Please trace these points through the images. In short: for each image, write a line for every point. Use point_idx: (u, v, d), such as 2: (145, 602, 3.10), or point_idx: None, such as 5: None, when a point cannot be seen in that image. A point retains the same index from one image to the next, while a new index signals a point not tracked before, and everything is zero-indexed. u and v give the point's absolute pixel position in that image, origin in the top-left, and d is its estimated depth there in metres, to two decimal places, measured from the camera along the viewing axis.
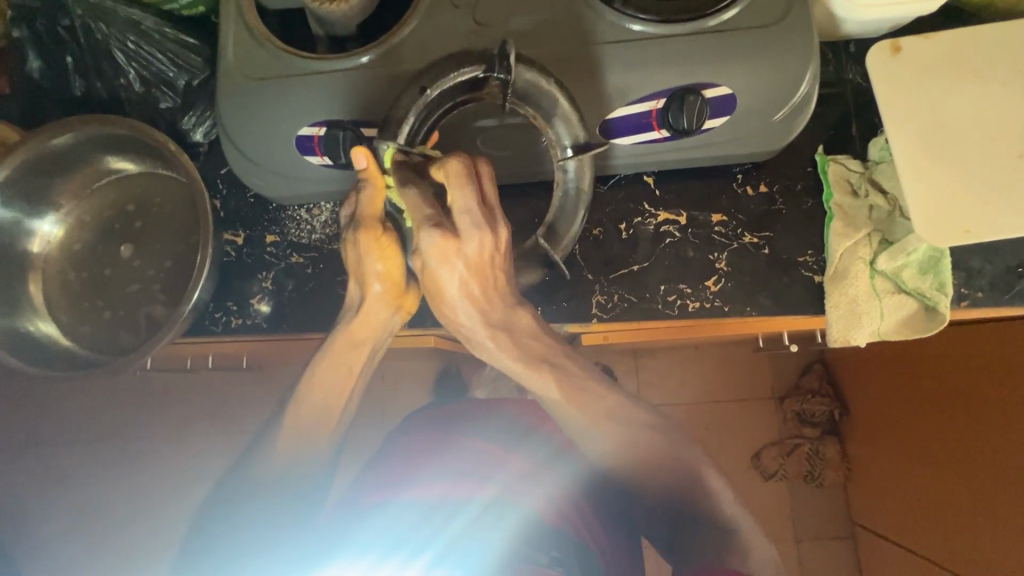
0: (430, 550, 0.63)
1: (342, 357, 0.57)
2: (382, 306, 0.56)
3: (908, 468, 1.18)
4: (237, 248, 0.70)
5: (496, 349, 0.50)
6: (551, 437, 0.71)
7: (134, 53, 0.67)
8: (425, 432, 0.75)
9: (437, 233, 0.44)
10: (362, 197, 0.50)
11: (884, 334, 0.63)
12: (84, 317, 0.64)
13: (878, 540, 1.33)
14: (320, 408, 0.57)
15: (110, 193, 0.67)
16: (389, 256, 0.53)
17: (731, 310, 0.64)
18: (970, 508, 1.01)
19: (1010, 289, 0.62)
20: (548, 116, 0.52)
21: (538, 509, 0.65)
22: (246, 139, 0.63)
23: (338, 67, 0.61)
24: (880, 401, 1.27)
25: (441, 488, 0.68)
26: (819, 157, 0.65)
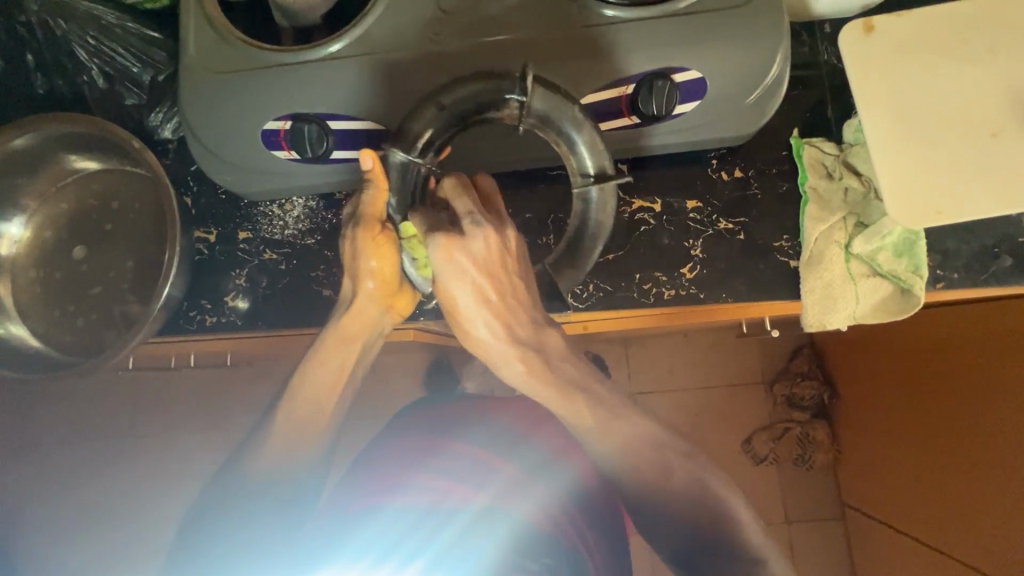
0: (423, 556, 0.61)
1: (334, 350, 0.57)
2: (374, 303, 0.57)
3: (904, 453, 1.16)
4: (209, 245, 0.69)
5: (525, 369, 0.50)
6: (542, 445, 0.72)
7: (96, 49, 0.66)
8: (417, 437, 0.75)
9: (443, 234, 0.45)
10: (364, 197, 0.50)
11: (860, 317, 0.63)
12: (57, 319, 0.64)
13: (877, 526, 1.30)
14: (311, 413, 0.57)
15: (75, 194, 0.66)
16: (385, 255, 0.53)
17: (707, 298, 0.64)
18: (961, 493, 1.00)
19: (985, 271, 0.62)
20: (570, 144, 0.49)
21: (532, 519, 0.64)
22: (213, 135, 0.62)
23: (304, 58, 0.60)
24: (874, 384, 1.25)
25: (433, 494, 0.67)
26: (794, 141, 0.64)
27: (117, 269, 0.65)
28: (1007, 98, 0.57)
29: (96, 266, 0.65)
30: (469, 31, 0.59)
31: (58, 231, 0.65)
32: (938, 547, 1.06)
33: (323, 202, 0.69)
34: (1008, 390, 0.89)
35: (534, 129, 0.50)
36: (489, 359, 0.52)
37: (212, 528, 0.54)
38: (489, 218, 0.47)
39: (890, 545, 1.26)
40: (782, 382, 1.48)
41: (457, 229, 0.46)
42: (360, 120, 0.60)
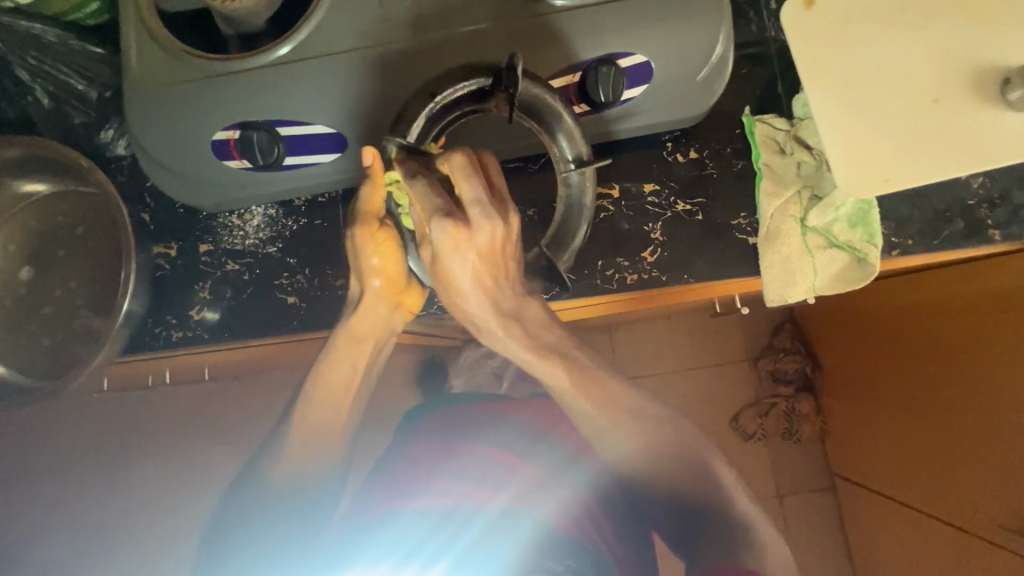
0: (447, 556, 0.64)
1: (346, 353, 0.58)
2: (381, 302, 0.58)
3: (894, 421, 1.17)
4: (170, 260, 0.69)
5: (506, 336, 0.50)
6: (561, 442, 0.70)
7: (38, 69, 0.66)
8: (427, 439, 0.74)
9: (450, 223, 0.43)
10: (360, 194, 0.52)
11: (820, 290, 0.64)
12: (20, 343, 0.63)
13: (869, 495, 1.31)
14: (321, 424, 0.58)
15: (25, 219, 0.65)
16: (387, 251, 0.55)
17: (669, 280, 0.64)
18: (947, 460, 1.03)
19: (938, 236, 0.63)
20: (552, 131, 0.53)
21: (553, 521, 0.63)
22: (162, 148, 0.61)
23: (248, 64, 0.59)
24: (861, 354, 1.25)
25: (451, 497, 0.68)
26: (745, 118, 0.65)
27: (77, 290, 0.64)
28: (948, 63, 0.58)
29: (56, 289, 0.64)
30: (413, 27, 0.58)
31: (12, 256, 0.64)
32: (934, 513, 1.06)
33: (282, 210, 0.69)
34: (993, 359, 0.90)
35: (520, 118, 0.53)
36: (473, 325, 0.52)
37: (239, 548, 0.57)
38: (496, 207, 0.45)
39: (883, 514, 1.27)
40: (766, 358, 1.49)
41: (464, 217, 0.45)
42: (310, 124, 0.60)
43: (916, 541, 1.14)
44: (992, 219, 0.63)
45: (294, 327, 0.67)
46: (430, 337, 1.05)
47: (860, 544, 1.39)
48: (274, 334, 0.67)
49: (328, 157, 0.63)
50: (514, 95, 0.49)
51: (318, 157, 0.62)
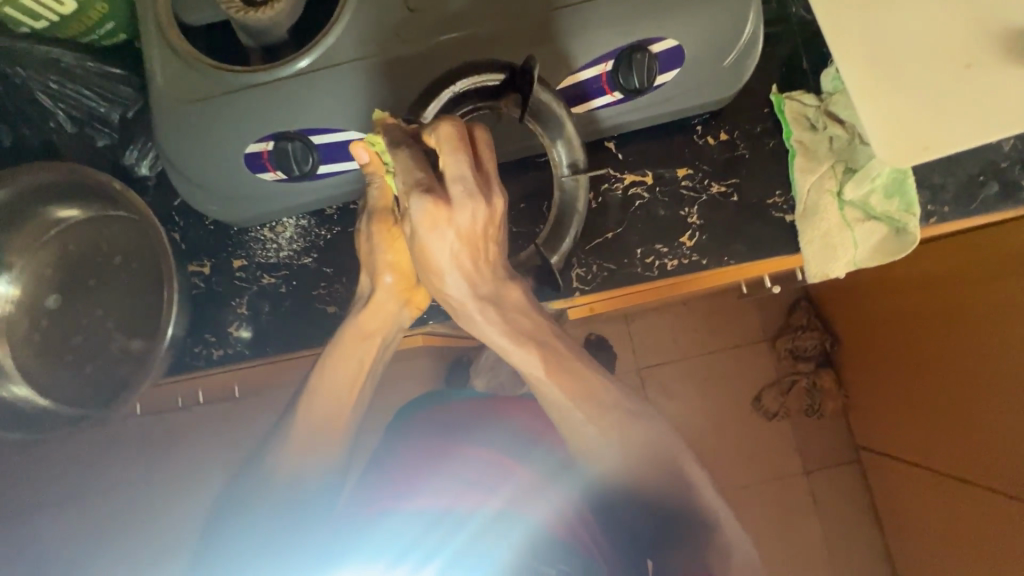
0: (439, 557, 0.68)
1: (353, 348, 0.60)
2: (392, 298, 0.60)
3: (918, 391, 1.18)
4: (206, 278, 0.68)
5: (484, 319, 0.49)
6: (556, 448, 0.71)
7: (59, 93, 0.65)
8: (426, 439, 0.75)
9: (428, 199, 0.42)
10: (371, 189, 0.55)
11: (860, 262, 0.64)
12: (59, 371, 0.62)
13: (895, 466, 1.33)
14: (326, 415, 0.59)
15: (59, 245, 0.64)
16: (400, 248, 0.57)
17: (710, 263, 0.64)
18: (973, 423, 1.05)
19: (974, 200, 0.63)
20: (554, 136, 0.55)
21: (545, 522, 0.65)
22: (193, 165, 0.60)
23: (275, 75, 0.58)
24: (879, 327, 1.26)
25: (448, 497, 0.70)
26: (774, 97, 0.65)
27: (114, 314, 0.63)
28: (976, 27, 0.58)
29: (93, 314, 0.63)
30: (441, 27, 0.58)
31: (46, 282, 0.64)
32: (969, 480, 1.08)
33: (314, 220, 0.68)
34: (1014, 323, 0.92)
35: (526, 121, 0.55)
36: (450, 307, 0.51)
37: (236, 541, 0.58)
38: (480, 186, 0.43)
39: (912, 483, 1.28)
40: (784, 336, 1.50)
41: (445, 193, 0.43)
42: (343, 131, 0.59)
43: (945, 504, 1.17)
44: None
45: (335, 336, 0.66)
46: (456, 339, 1.05)
47: (889, 512, 1.40)
48: (314, 345, 0.67)
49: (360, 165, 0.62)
50: (525, 100, 0.50)
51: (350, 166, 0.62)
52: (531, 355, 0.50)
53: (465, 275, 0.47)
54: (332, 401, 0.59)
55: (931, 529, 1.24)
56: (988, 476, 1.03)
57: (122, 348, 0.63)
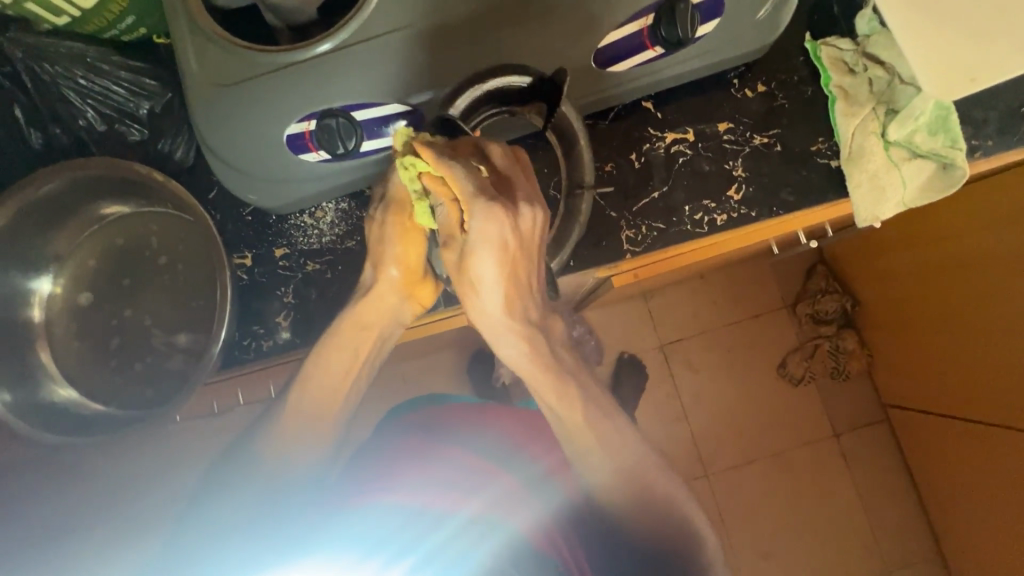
0: (415, 553, 0.60)
1: (348, 337, 0.60)
2: (394, 291, 0.59)
3: (952, 340, 1.18)
4: (249, 270, 0.67)
5: (528, 346, 0.50)
6: (537, 459, 0.67)
7: (88, 89, 0.63)
8: (413, 436, 0.70)
9: (500, 206, 0.42)
10: (392, 179, 0.54)
11: (909, 202, 0.64)
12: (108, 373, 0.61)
13: (927, 420, 1.33)
14: (316, 404, 0.60)
15: (98, 245, 0.63)
16: (411, 242, 0.56)
17: (759, 215, 0.64)
18: (1001, 368, 1.08)
19: (1018, 131, 0.63)
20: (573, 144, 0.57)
21: (525, 534, 0.60)
22: (235, 153, 0.60)
23: (310, 53, 0.57)
24: (903, 282, 1.26)
25: (428, 493, 0.64)
26: (809, 45, 0.65)
27: (157, 310, 0.62)
28: None
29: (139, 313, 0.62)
30: None
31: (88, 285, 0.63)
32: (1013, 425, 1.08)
33: (354, 202, 0.67)
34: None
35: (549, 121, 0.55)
36: (486, 332, 0.50)
37: (213, 539, 0.57)
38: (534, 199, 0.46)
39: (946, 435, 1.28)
40: (804, 302, 1.50)
41: (507, 202, 0.44)
42: (386, 104, 0.58)
43: (973, 451, 1.20)
44: None
45: None
46: None
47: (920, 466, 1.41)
48: None
49: None
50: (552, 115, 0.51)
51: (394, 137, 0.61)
52: (559, 386, 0.52)
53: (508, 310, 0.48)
54: (320, 390, 0.60)
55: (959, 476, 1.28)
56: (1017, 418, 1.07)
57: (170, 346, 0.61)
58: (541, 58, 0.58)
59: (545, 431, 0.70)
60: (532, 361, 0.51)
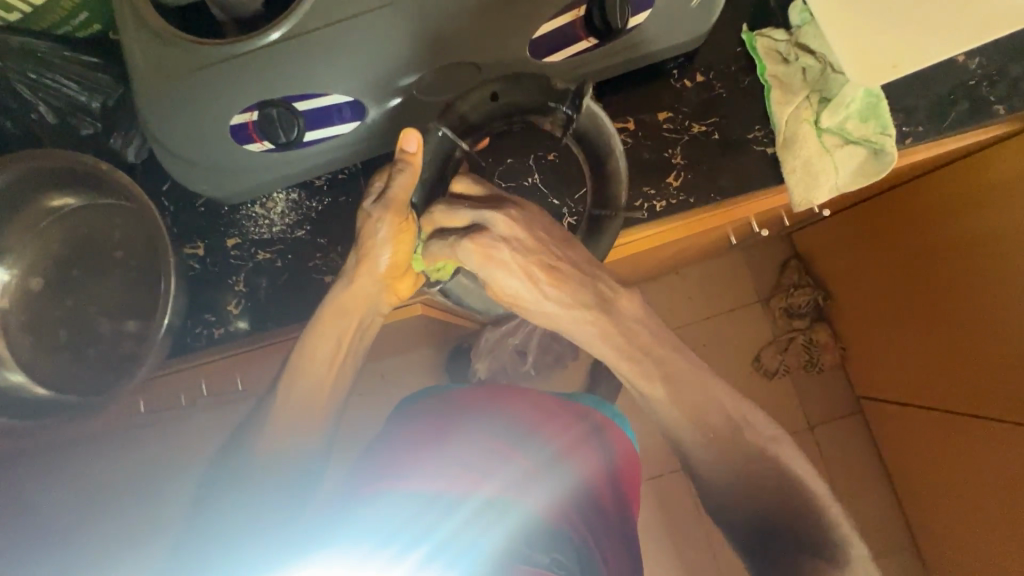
0: (427, 543, 0.58)
1: (330, 326, 0.62)
2: (373, 282, 0.61)
3: (924, 326, 1.17)
4: (200, 259, 0.68)
5: (599, 330, 0.54)
6: (549, 441, 0.65)
7: (38, 83, 0.65)
8: (421, 423, 0.68)
9: (471, 239, 0.52)
10: (397, 180, 0.54)
11: (843, 188, 0.65)
12: (63, 358, 0.62)
13: (899, 411, 1.32)
14: (307, 393, 0.62)
15: (52, 234, 0.64)
16: (402, 241, 0.59)
17: (697, 201, 0.66)
18: (967, 351, 1.08)
19: (947, 118, 0.65)
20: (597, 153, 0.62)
21: (540, 514, 0.61)
22: (184, 144, 0.61)
23: (247, 47, 0.57)
24: (878, 268, 1.26)
25: (441, 481, 0.62)
26: (745, 35, 0.66)
27: (110, 297, 0.63)
28: None
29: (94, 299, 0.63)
30: None
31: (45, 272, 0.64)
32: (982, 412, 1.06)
33: (304, 192, 0.69)
34: (1005, 242, 0.96)
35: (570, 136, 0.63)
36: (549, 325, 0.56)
37: (219, 520, 0.60)
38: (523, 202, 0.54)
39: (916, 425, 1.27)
40: (777, 296, 1.50)
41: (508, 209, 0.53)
42: (327, 95, 0.59)
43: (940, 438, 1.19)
44: (993, 94, 0.65)
45: None
46: (455, 319, 1.06)
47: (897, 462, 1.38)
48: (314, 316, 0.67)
49: (347, 126, 0.63)
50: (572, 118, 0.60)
51: (338, 128, 0.63)
52: (618, 357, 0.55)
53: (544, 288, 0.52)
54: (310, 380, 0.62)
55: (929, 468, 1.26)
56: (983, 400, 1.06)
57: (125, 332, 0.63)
58: (478, 49, 0.59)
59: (564, 408, 0.69)
60: (599, 342, 0.55)
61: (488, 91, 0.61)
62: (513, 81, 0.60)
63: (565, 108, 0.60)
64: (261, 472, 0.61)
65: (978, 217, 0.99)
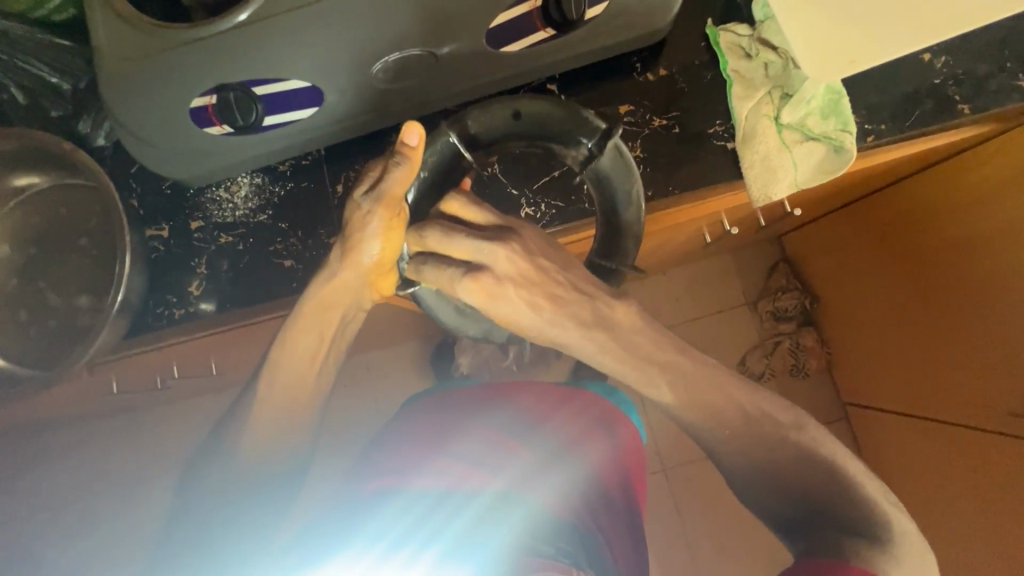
0: (440, 542, 0.58)
1: (313, 318, 0.61)
2: (359, 277, 0.59)
3: (918, 330, 1.06)
4: (164, 241, 0.70)
5: (594, 340, 0.51)
6: (558, 430, 0.69)
7: (9, 64, 0.67)
8: (425, 421, 0.71)
9: (471, 280, 0.49)
10: (393, 174, 0.52)
11: (803, 184, 0.65)
12: (45, 333, 0.66)
13: (889, 420, 1.21)
14: (293, 385, 0.62)
15: (21, 212, 0.67)
16: (391, 239, 0.57)
17: (655, 194, 0.66)
18: (965, 359, 0.97)
19: (909, 117, 0.65)
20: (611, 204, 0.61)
21: (549, 504, 0.62)
22: (144, 126, 0.61)
23: (204, 32, 0.57)
24: (869, 266, 1.14)
25: (450, 476, 0.64)
26: (709, 30, 0.67)
27: (80, 279, 0.66)
28: None
29: (74, 278, 0.66)
30: None
31: (26, 252, 0.67)
32: (984, 427, 0.95)
33: (267, 177, 0.71)
34: (996, 243, 0.87)
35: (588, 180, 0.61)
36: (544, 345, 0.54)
37: (227, 528, 0.60)
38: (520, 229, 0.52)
39: (907, 438, 1.16)
40: (765, 299, 1.38)
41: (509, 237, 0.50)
42: (285, 80, 0.60)
43: (928, 454, 1.10)
44: (958, 94, 0.65)
45: (293, 289, 0.69)
46: None
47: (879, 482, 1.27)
48: (273, 299, 0.69)
49: (305, 111, 0.64)
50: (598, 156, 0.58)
51: (297, 113, 0.64)
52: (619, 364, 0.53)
53: (545, 314, 0.50)
54: (298, 372, 0.62)
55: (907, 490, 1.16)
56: (973, 412, 0.97)
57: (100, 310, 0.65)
58: (438, 37, 0.59)
59: (571, 399, 0.73)
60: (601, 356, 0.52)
61: (510, 110, 0.59)
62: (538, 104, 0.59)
63: (591, 143, 0.59)
64: (252, 470, 0.61)
65: (967, 216, 0.90)
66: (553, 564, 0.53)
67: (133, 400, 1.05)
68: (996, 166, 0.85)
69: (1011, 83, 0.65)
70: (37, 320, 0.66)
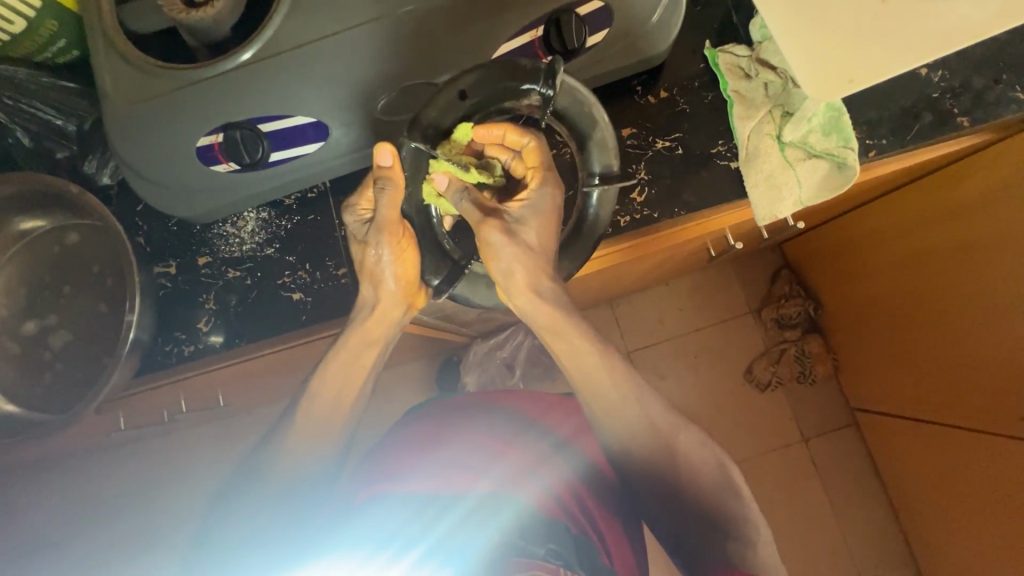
0: (421, 545, 0.63)
1: (356, 355, 0.63)
2: (397, 304, 0.63)
3: (923, 334, 1.05)
4: (172, 278, 0.71)
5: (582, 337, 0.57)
6: (552, 430, 0.73)
7: (14, 109, 0.68)
8: (423, 423, 0.74)
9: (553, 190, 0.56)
10: (382, 200, 0.54)
11: (807, 201, 0.66)
12: (59, 377, 0.66)
13: (898, 424, 1.20)
14: (327, 410, 0.62)
15: (26, 255, 0.67)
16: (407, 257, 0.60)
17: (660, 216, 0.66)
18: (975, 364, 0.97)
19: (910, 131, 0.66)
20: (584, 137, 0.55)
21: (534, 502, 0.66)
22: (146, 166, 0.61)
23: (190, 78, 0.57)
24: (874, 273, 1.12)
25: (437, 480, 0.68)
26: (709, 51, 0.67)
27: (89, 319, 0.67)
28: None
29: (86, 320, 0.67)
30: None
31: (35, 295, 0.67)
32: (994, 433, 0.95)
33: (274, 211, 0.71)
34: (998, 252, 0.87)
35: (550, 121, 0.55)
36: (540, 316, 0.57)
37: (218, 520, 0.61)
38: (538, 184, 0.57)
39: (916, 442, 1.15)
40: (768, 307, 1.37)
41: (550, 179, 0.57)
42: (291, 117, 0.60)
43: (938, 459, 1.10)
44: (956, 107, 0.66)
45: (302, 321, 0.69)
46: (441, 332, 1.06)
47: (893, 482, 1.27)
48: (280, 331, 0.69)
49: (311, 145, 0.64)
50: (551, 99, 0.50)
51: (303, 148, 0.64)
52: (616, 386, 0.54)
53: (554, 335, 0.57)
54: (336, 393, 0.62)
55: (925, 489, 1.16)
56: (986, 418, 0.96)
57: (114, 350, 0.66)
58: (441, 70, 0.59)
59: (563, 404, 0.76)
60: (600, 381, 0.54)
61: (454, 91, 0.51)
62: (482, 73, 0.51)
63: (541, 87, 0.50)
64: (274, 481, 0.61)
65: (972, 225, 0.90)
66: (541, 565, 0.59)
67: (138, 435, 1.04)
68: (994, 173, 0.84)
69: (1008, 95, 0.66)
70: (50, 363, 0.66)
